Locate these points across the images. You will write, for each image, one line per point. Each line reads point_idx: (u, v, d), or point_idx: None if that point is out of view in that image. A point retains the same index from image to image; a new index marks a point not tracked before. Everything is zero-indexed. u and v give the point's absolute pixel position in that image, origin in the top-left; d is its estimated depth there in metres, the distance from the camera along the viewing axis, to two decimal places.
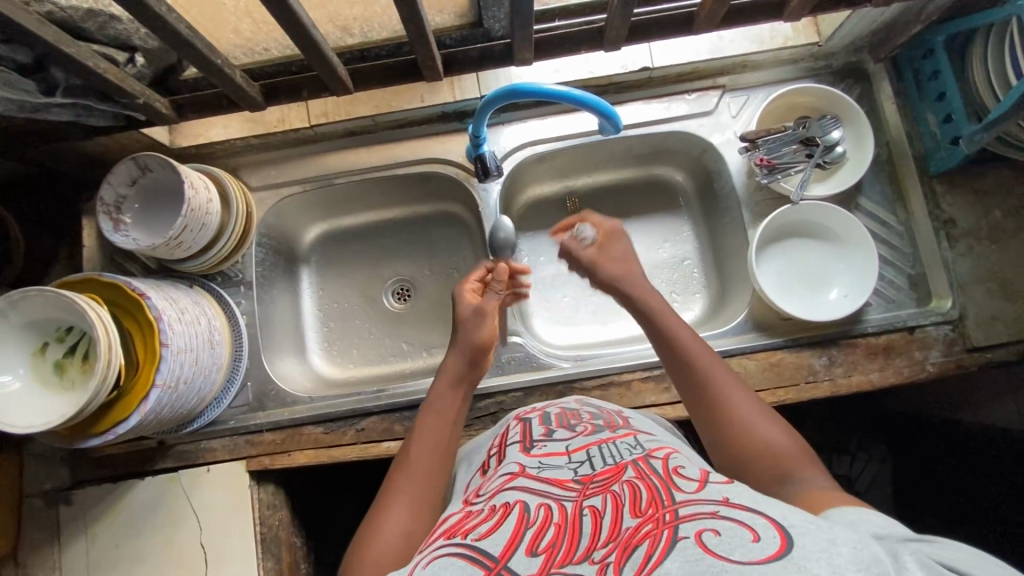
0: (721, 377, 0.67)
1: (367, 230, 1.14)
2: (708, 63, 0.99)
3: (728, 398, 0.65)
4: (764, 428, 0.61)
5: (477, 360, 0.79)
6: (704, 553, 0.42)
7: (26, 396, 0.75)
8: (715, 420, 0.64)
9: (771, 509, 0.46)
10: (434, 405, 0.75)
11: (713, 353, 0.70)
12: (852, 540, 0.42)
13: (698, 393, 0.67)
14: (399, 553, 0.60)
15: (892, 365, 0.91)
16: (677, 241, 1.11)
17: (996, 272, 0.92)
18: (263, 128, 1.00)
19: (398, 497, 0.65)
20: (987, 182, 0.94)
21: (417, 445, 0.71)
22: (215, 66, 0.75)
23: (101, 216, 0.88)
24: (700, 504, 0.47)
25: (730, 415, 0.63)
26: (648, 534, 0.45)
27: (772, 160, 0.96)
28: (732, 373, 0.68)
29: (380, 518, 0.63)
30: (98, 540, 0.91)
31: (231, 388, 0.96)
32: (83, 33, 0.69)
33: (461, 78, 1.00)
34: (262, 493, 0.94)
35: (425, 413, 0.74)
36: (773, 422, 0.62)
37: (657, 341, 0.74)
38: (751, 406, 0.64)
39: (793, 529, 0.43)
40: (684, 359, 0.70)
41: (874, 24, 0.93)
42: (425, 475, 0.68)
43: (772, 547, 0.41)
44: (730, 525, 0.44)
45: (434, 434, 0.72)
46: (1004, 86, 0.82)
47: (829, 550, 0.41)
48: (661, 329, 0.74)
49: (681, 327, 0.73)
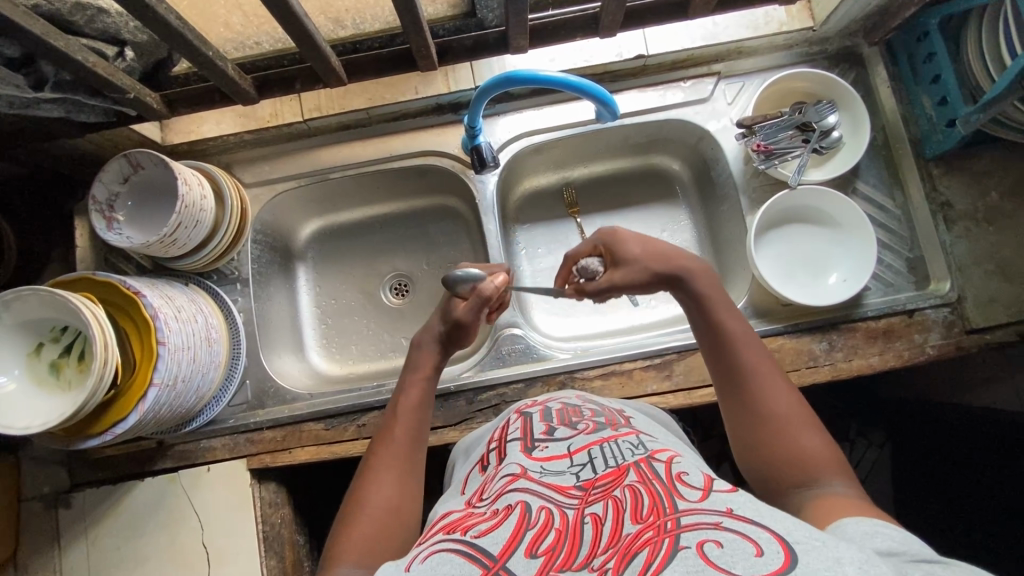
0: (763, 372, 0.65)
1: (363, 226, 1.13)
2: (703, 50, 0.98)
3: (766, 395, 0.63)
4: (799, 430, 0.60)
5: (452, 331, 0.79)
6: (705, 564, 0.42)
7: (20, 396, 0.74)
8: (749, 416, 0.63)
9: (777, 523, 0.45)
10: (413, 381, 0.74)
11: (759, 343, 0.68)
12: (858, 560, 0.41)
13: (736, 387, 0.65)
14: (385, 534, 0.61)
15: (893, 348, 0.91)
16: (676, 230, 1.11)
17: (994, 253, 0.92)
18: (256, 123, 0.99)
19: (378, 478, 0.65)
20: (983, 164, 0.95)
21: (396, 422, 0.70)
22: (207, 59, 0.74)
23: (93, 215, 0.87)
24: (702, 513, 0.47)
25: (766, 414, 0.62)
26: (648, 541, 0.45)
27: (769, 146, 0.96)
28: (774, 367, 0.66)
29: (362, 496, 0.64)
30: (98, 543, 0.89)
31: (230, 386, 0.95)
32: (71, 26, 0.67)
33: (455, 68, 0.98)
34: (264, 491, 0.93)
35: (402, 388, 0.74)
36: (809, 423, 0.61)
37: (703, 327, 0.70)
38: (788, 406, 0.62)
39: (798, 545, 0.42)
40: (728, 348, 0.67)
41: (868, 8, 0.92)
42: (407, 453, 0.68)
43: (776, 563, 0.41)
44: (733, 537, 0.44)
45: (412, 413, 0.71)
46: (1000, 67, 0.82)
47: (835, 568, 0.40)
48: (712, 314, 0.70)
49: (732, 314, 0.69)
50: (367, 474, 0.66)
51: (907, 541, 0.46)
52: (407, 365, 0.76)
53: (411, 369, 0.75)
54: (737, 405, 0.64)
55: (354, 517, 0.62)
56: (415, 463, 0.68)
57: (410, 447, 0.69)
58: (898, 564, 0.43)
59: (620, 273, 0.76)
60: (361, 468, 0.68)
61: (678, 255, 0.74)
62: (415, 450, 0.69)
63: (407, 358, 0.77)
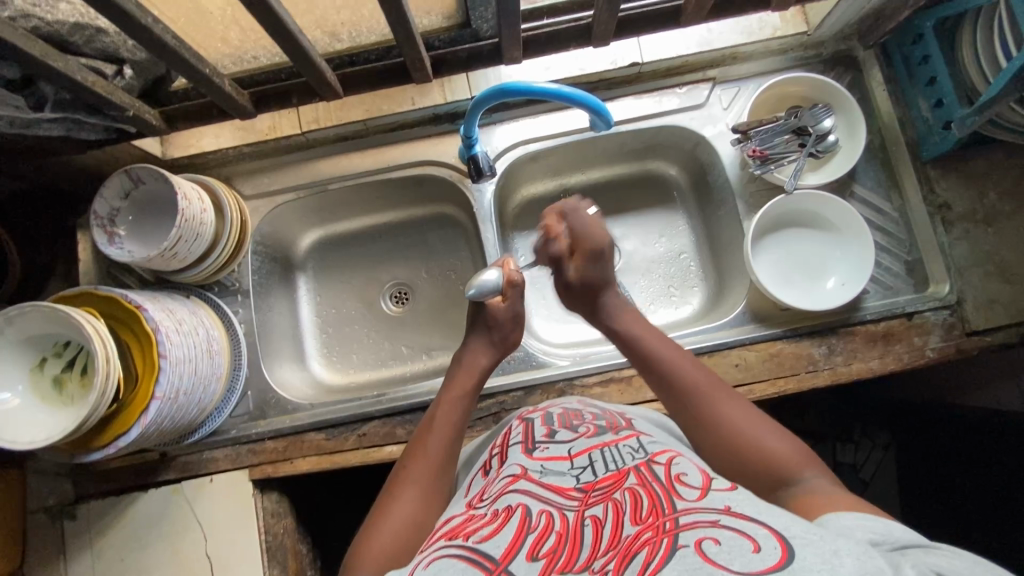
0: (706, 384, 0.69)
1: (362, 235, 1.14)
2: (697, 56, 0.98)
3: (726, 414, 0.65)
4: (752, 426, 0.63)
5: (493, 359, 0.83)
6: (704, 561, 0.42)
7: (25, 409, 0.75)
8: (706, 433, 0.65)
9: (774, 520, 0.45)
10: (453, 396, 0.78)
11: (698, 363, 0.72)
12: (855, 551, 0.41)
13: (685, 406, 0.68)
14: (405, 547, 0.62)
15: (892, 352, 0.91)
16: (674, 235, 1.11)
17: (993, 255, 0.92)
18: (255, 137, 1.00)
19: (405, 490, 0.67)
20: (980, 165, 0.94)
21: (430, 434, 0.73)
22: (204, 75, 0.75)
23: (95, 230, 0.89)
24: (701, 512, 0.47)
25: (731, 430, 0.63)
26: (647, 542, 0.45)
27: (765, 151, 0.96)
28: (719, 380, 0.70)
29: (386, 506, 0.66)
30: (103, 554, 0.90)
31: (233, 397, 0.96)
32: (71, 47, 0.69)
33: (451, 78, 0.99)
34: (267, 501, 0.94)
35: (440, 403, 0.77)
36: (762, 421, 0.64)
37: (643, 361, 0.75)
38: (750, 419, 0.64)
39: (795, 539, 0.42)
40: (671, 377, 0.71)
41: (862, 12, 0.92)
42: (438, 467, 0.70)
43: (773, 559, 0.40)
44: (731, 535, 0.44)
45: (447, 428, 0.74)
46: (995, 69, 0.82)
47: (831, 562, 0.40)
48: (644, 350, 0.76)
49: (662, 344, 0.75)
50: (394, 486, 0.68)
51: (898, 532, 0.47)
52: (449, 380, 0.80)
53: (453, 385, 0.79)
54: (690, 420, 0.67)
55: (376, 525, 0.64)
56: (444, 475, 0.70)
57: (443, 461, 0.71)
58: (895, 556, 0.43)
59: (583, 271, 0.83)
60: (392, 478, 0.70)
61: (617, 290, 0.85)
62: (448, 465, 0.71)
63: (448, 378, 0.81)
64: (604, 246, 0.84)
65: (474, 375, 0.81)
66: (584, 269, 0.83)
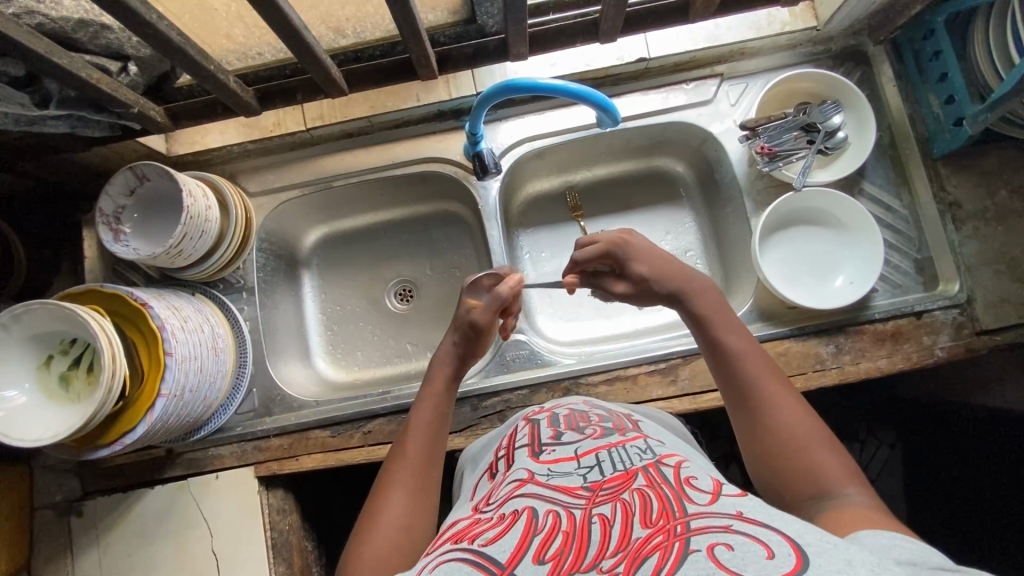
0: (769, 383, 0.65)
1: (367, 232, 1.13)
2: (706, 51, 0.97)
3: (783, 415, 0.62)
4: (807, 435, 0.60)
5: (468, 348, 0.80)
6: (716, 567, 0.41)
7: (31, 407, 0.75)
8: (756, 434, 0.63)
9: (787, 526, 0.45)
10: (431, 397, 0.76)
11: (763, 355, 0.68)
12: (870, 563, 0.41)
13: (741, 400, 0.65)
14: (397, 548, 0.63)
15: (901, 351, 0.90)
16: (680, 232, 1.10)
17: (1004, 253, 0.91)
18: (260, 133, 1.00)
19: (392, 492, 0.67)
20: (991, 163, 0.93)
21: (409, 437, 0.73)
22: (209, 73, 0.75)
23: (101, 228, 0.88)
24: (712, 516, 0.47)
25: (783, 435, 0.61)
26: (658, 546, 0.45)
27: (773, 148, 0.95)
28: (780, 375, 0.66)
29: (376, 507, 0.66)
30: (109, 549, 0.91)
31: (238, 394, 0.97)
32: (75, 43, 0.69)
33: (457, 75, 0.99)
34: (272, 497, 0.94)
35: (419, 404, 0.76)
36: (819, 430, 0.61)
37: (708, 345, 0.71)
38: (806, 426, 0.61)
39: (808, 548, 0.42)
40: (734, 368, 0.67)
41: (873, 7, 0.91)
42: (421, 468, 0.70)
43: (787, 566, 0.40)
44: (744, 540, 0.43)
45: (426, 430, 0.73)
46: (1009, 65, 0.81)
47: (845, 570, 0.39)
48: (712, 333, 0.70)
49: (734, 331, 0.70)
50: (381, 487, 0.68)
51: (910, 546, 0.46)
52: (426, 382, 0.78)
53: (429, 386, 0.77)
54: (744, 414, 0.64)
55: (367, 529, 0.64)
56: (429, 479, 0.70)
57: (426, 463, 0.70)
58: (913, 571, 0.43)
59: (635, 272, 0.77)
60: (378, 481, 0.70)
61: (684, 273, 0.76)
62: (432, 466, 0.71)
63: (425, 379, 0.79)
64: (625, 244, 0.79)
65: (448, 371, 0.79)
66: (630, 270, 0.78)
